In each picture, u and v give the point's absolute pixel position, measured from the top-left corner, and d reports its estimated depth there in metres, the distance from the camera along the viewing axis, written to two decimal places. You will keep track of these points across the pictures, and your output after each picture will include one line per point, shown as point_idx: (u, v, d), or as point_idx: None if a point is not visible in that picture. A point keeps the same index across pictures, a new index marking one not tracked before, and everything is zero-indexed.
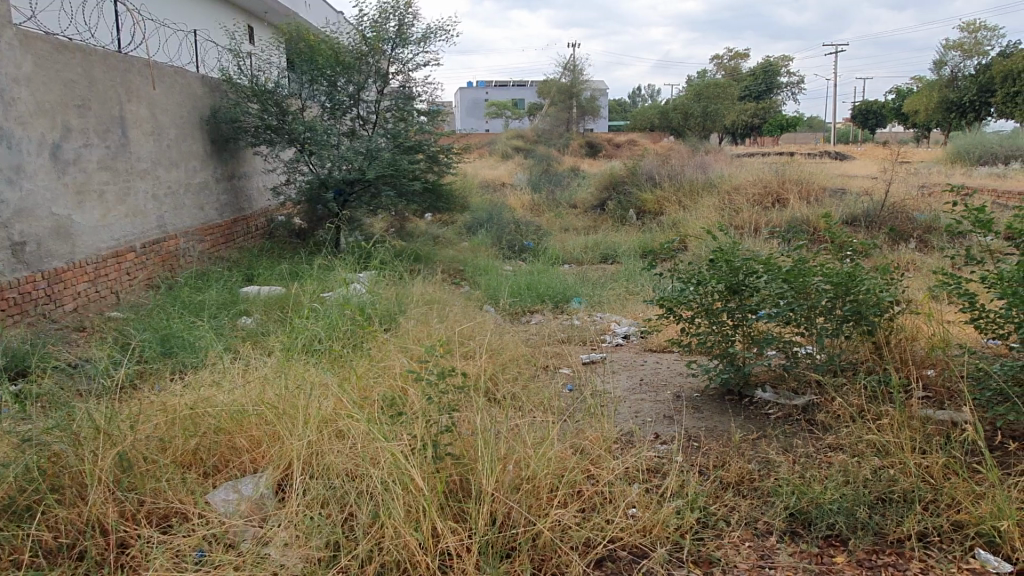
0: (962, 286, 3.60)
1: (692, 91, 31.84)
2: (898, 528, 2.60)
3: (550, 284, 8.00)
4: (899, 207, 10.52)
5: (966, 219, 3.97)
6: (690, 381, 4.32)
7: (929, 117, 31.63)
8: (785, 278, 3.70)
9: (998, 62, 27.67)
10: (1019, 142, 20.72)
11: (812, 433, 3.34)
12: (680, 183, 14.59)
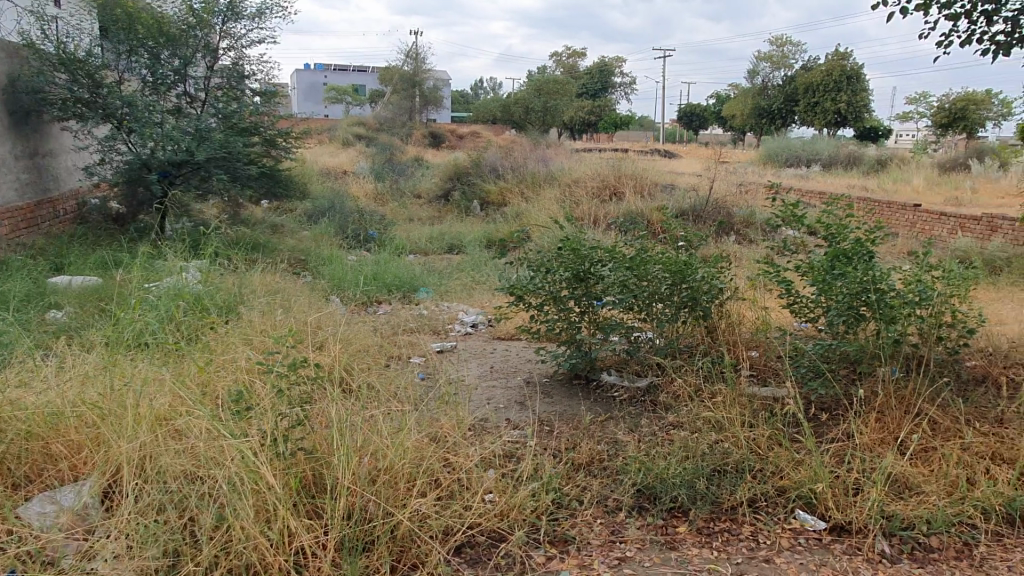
0: (781, 275, 3.94)
1: (532, 86, 32.63)
2: (731, 496, 2.81)
3: (396, 274, 7.87)
4: (721, 203, 11.40)
5: (782, 213, 4.34)
6: (539, 367, 4.43)
7: (744, 121, 34.52)
8: (628, 266, 3.90)
9: (801, 74, 30.72)
10: (818, 148, 23.15)
11: (654, 413, 3.54)
12: (523, 176, 14.91)
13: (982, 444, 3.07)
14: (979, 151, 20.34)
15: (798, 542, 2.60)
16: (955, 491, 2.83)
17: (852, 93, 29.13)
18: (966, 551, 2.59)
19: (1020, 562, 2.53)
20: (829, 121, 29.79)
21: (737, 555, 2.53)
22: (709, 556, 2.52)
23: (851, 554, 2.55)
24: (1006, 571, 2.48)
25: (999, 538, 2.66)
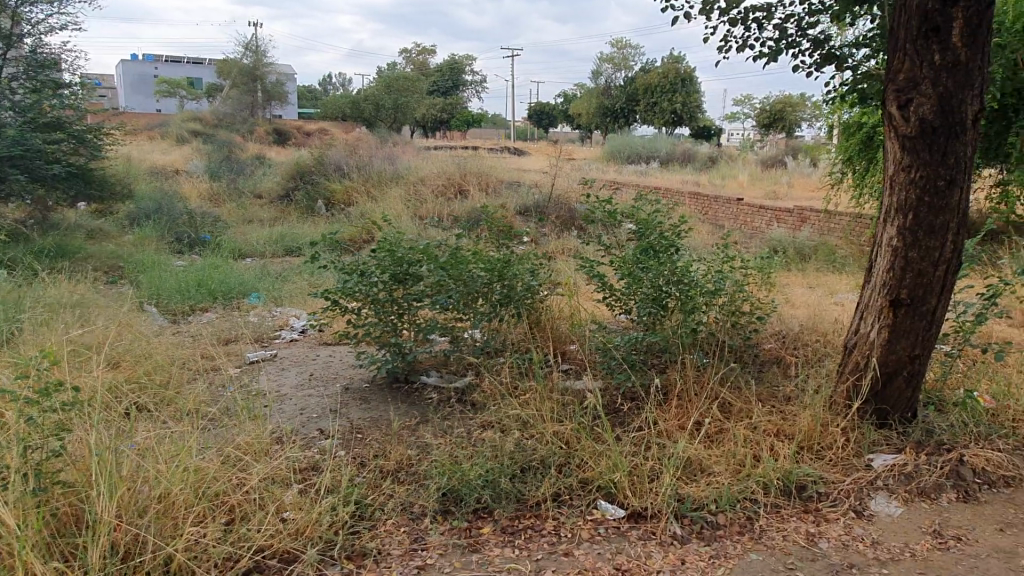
0: (595, 269, 4.02)
1: (382, 82, 32.09)
2: (536, 492, 2.84)
3: (223, 279, 7.43)
4: (562, 199, 11.71)
5: (597, 209, 4.48)
6: (360, 372, 4.29)
7: (590, 120, 35.82)
8: (445, 267, 3.88)
9: (640, 76, 32.30)
10: (656, 146, 24.39)
11: (469, 413, 3.53)
12: (368, 174, 14.59)
13: (767, 422, 3.29)
14: (795, 149, 22.24)
15: (597, 532, 2.66)
16: (741, 469, 3.01)
17: (686, 94, 31.01)
18: (749, 525, 2.76)
19: (793, 531, 2.72)
20: (667, 120, 31.55)
21: (537, 551, 2.54)
22: (511, 555, 2.51)
23: (646, 538, 2.64)
24: (781, 541, 2.67)
25: (777, 510, 2.86)
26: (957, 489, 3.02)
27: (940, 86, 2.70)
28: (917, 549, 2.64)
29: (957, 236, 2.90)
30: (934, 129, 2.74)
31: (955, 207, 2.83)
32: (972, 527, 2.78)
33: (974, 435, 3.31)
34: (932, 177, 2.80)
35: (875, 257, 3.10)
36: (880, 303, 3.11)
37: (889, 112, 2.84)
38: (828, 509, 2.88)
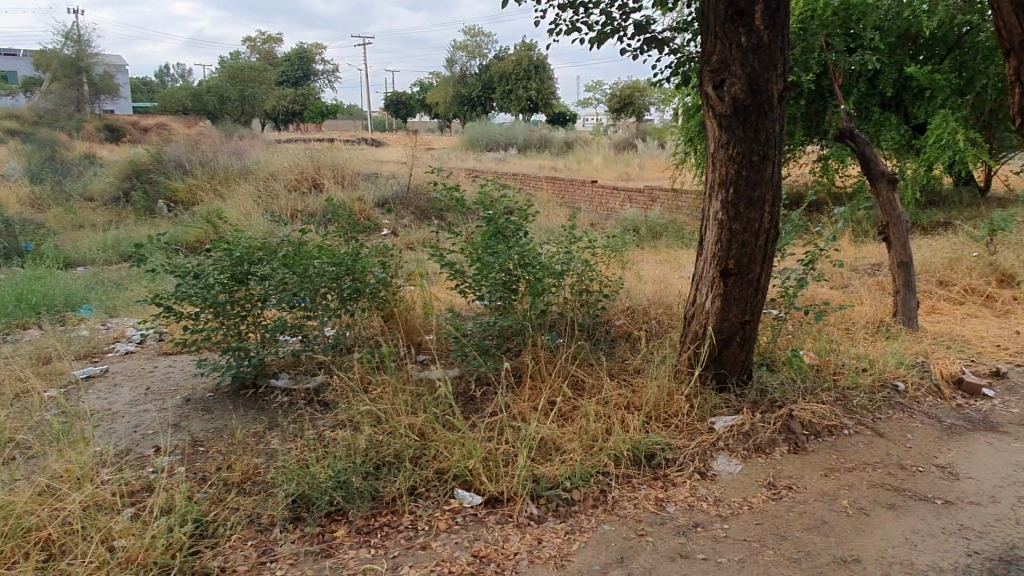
0: (446, 256, 3.98)
1: (225, 73, 30.32)
2: (391, 488, 2.78)
3: (47, 292, 6.74)
4: (420, 189, 11.58)
5: (445, 197, 4.44)
6: (203, 381, 4.03)
7: (447, 109, 35.67)
8: (288, 264, 3.71)
9: (494, 63, 32.51)
10: (514, 133, 24.66)
11: (322, 414, 3.40)
12: (213, 170, 13.76)
13: (617, 396, 3.40)
14: (645, 132, 23.25)
15: (455, 522, 2.64)
16: (594, 444, 3.09)
17: (540, 81, 31.58)
18: (602, 497, 2.83)
19: (643, 498, 2.83)
20: (523, 107, 32.02)
21: (394, 548, 2.48)
22: (366, 555, 2.44)
23: (503, 522, 2.64)
24: (633, 509, 2.76)
25: (628, 479, 2.96)
26: (788, 441, 3.26)
27: (748, 66, 2.87)
28: (754, 502, 2.82)
29: (773, 206, 3.10)
30: (745, 107, 2.91)
31: (769, 180, 3.03)
32: (801, 476, 3.01)
33: (801, 390, 3.58)
34: (747, 152, 2.97)
35: (704, 230, 3.26)
36: (711, 273, 3.28)
37: (706, 91, 2.99)
38: (675, 474, 3.01)
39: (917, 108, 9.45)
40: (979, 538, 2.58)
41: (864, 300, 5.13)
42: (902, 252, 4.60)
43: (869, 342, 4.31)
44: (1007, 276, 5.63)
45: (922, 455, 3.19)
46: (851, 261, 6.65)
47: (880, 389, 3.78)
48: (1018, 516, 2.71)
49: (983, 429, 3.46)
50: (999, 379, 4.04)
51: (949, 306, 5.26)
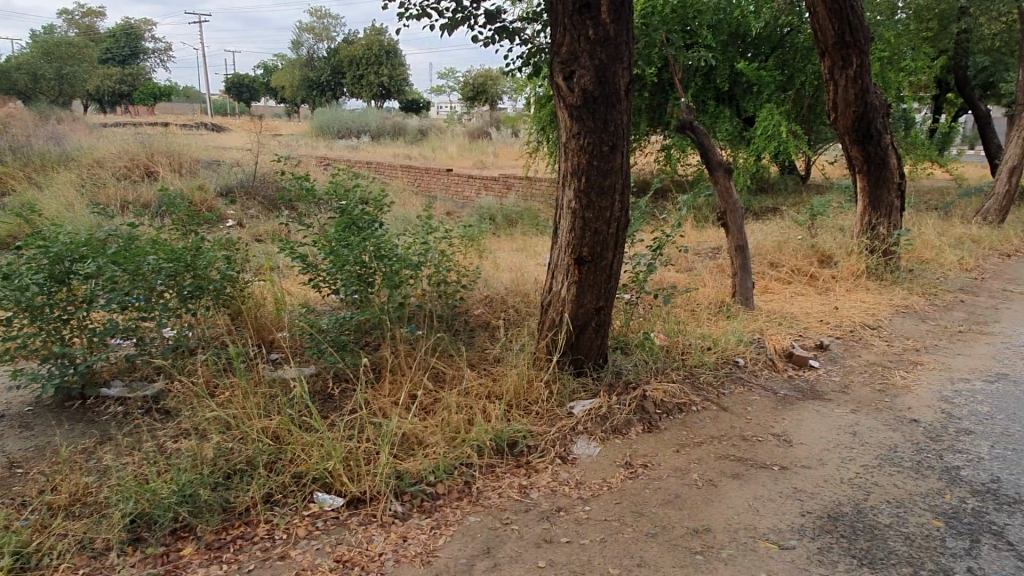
0: (297, 249, 3.79)
1: (37, 48, 27.27)
2: (244, 497, 2.62)
3: None
4: (268, 178, 11.02)
5: (294, 187, 4.23)
6: (20, 394, 3.60)
7: (294, 93, 34.19)
8: (118, 261, 3.39)
9: (343, 47, 31.53)
10: (366, 120, 24.06)
11: (163, 424, 3.14)
12: (26, 157, 12.34)
13: (478, 386, 3.39)
14: (498, 121, 23.47)
15: (315, 527, 2.52)
16: (457, 435, 3.06)
17: (392, 67, 31.02)
18: (466, 489, 2.82)
19: (507, 487, 2.84)
20: (375, 93, 31.34)
21: (249, 561, 2.33)
22: (218, 572, 2.27)
23: (366, 523, 2.56)
24: (498, 498, 2.77)
25: (492, 469, 2.96)
26: (642, 421, 3.40)
27: (596, 58, 2.93)
28: (613, 482, 2.91)
29: (623, 195, 3.20)
30: (595, 98, 2.97)
31: (618, 169, 3.12)
32: (656, 454, 3.14)
33: (653, 371, 3.75)
34: (597, 143, 3.04)
35: (558, 219, 3.31)
36: (566, 261, 3.33)
37: (557, 82, 3.01)
38: (537, 460, 3.05)
39: (747, 102, 10.17)
40: (811, 498, 2.82)
41: (706, 282, 5.46)
42: (738, 237, 4.92)
43: (712, 322, 4.59)
44: (826, 256, 6.21)
45: (760, 426, 3.44)
46: (693, 245, 7.06)
47: (723, 365, 4.04)
48: (843, 476, 2.99)
49: (811, 397, 3.79)
50: (824, 351, 4.44)
51: (779, 285, 5.71)
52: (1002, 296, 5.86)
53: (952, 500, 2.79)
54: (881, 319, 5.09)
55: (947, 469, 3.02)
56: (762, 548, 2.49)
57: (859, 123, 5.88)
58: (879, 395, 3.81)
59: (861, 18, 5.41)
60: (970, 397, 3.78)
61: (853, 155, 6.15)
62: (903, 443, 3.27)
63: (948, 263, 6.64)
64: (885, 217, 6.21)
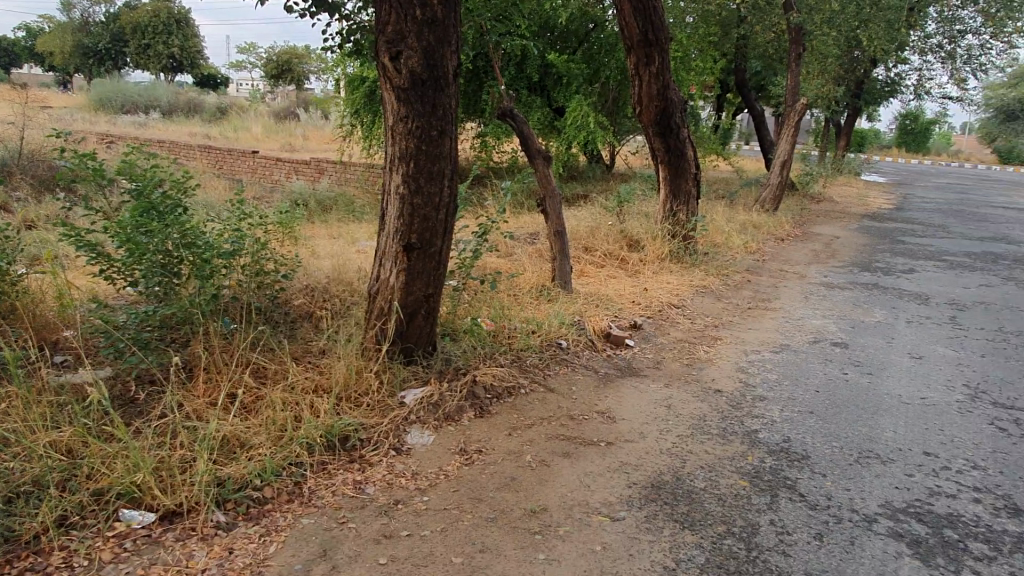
0: (85, 236, 3.34)
1: None
2: (31, 523, 2.27)
3: None
4: (38, 155, 9.67)
5: (78, 166, 3.72)
6: None
7: (66, 61, 30.34)
8: None
9: (125, 13, 28.45)
10: (156, 94, 21.95)
11: None
12: None
13: (303, 380, 3.20)
14: (306, 102, 22.45)
15: (123, 549, 2.25)
16: (283, 434, 2.86)
17: (184, 38, 28.53)
18: (296, 491, 2.65)
19: (341, 484, 2.72)
20: (165, 66, 28.67)
21: None
22: None
23: (184, 539, 2.32)
24: (331, 497, 2.64)
25: (324, 467, 2.81)
26: (474, 407, 3.40)
27: (423, 39, 2.84)
28: (449, 470, 2.89)
29: (452, 181, 3.16)
30: (422, 81, 2.89)
31: (447, 155, 3.07)
32: (489, 439, 3.17)
33: (482, 356, 3.77)
34: (425, 127, 2.96)
35: (385, 205, 3.19)
36: (394, 249, 3.23)
37: (382, 62, 2.88)
38: (371, 454, 2.94)
39: (557, 92, 10.55)
40: (635, 470, 2.99)
41: (527, 266, 5.59)
42: (557, 223, 5.09)
43: (535, 306, 4.71)
44: (634, 241, 6.62)
45: (585, 405, 3.58)
46: (512, 231, 7.21)
47: (547, 347, 4.17)
48: (661, 447, 3.20)
49: (629, 374, 4.02)
50: (637, 330, 4.73)
51: (593, 269, 6.00)
52: (780, 276, 6.61)
53: (754, 461, 3.08)
54: (684, 298, 5.52)
55: (748, 433, 3.34)
56: (596, 521, 2.60)
57: (661, 117, 6.30)
58: (687, 369, 4.14)
59: (662, 18, 5.78)
60: (762, 367, 4.21)
61: (656, 147, 6.58)
62: (710, 412, 3.57)
63: (736, 246, 7.36)
64: (684, 205, 6.73)
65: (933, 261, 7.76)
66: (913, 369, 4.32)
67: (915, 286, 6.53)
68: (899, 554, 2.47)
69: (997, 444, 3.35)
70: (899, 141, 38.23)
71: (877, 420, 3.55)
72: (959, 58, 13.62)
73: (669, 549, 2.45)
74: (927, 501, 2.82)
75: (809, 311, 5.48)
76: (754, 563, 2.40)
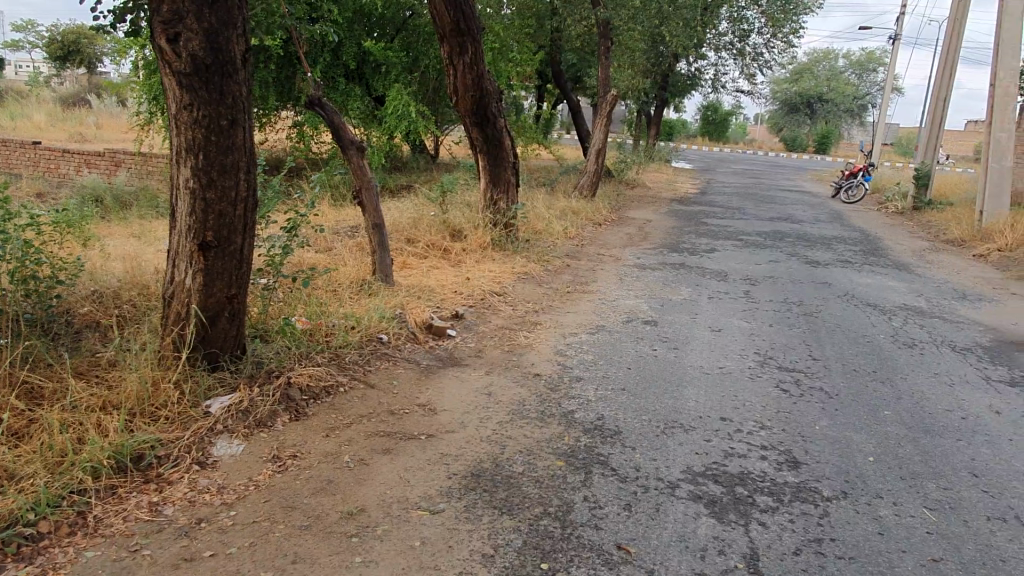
0: None
1: None
2: None
3: None
4: None
5: None
6: None
7: None
8: None
9: None
10: None
11: None
12: None
13: (88, 398, 2.88)
14: (99, 88, 20.41)
15: None
16: (63, 459, 2.56)
17: None
18: (80, 521, 2.38)
19: (134, 508, 2.47)
20: None
21: None
22: None
23: None
24: (122, 524, 2.39)
25: (113, 491, 2.54)
26: (289, 410, 3.23)
27: (204, 21, 2.63)
28: (260, 480, 2.72)
29: (249, 174, 2.97)
30: (206, 66, 2.67)
31: (240, 145, 2.87)
32: (305, 442, 3.02)
33: (297, 356, 3.59)
34: (214, 116, 2.75)
35: (174, 201, 2.93)
36: (188, 248, 2.98)
37: (158, 44, 2.63)
38: (170, 471, 2.70)
39: (376, 81, 10.37)
40: (455, 461, 2.98)
41: (345, 260, 5.43)
42: (375, 215, 4.98)
43: (354, 301, 4.59)
44: (457, 231, 6.64)
45: (406, 399, 3.54)
46: (332, 224, 6.98)
47: (367, 343, 4.08)
48: (482, 435, 3.23)
49: (450, 364, 4.03)
50: (459, 319, 4.75)
51: (416, 260, 5.94)
52: (598, 259, 6.92)
53: (569, 441, 3.19)
54: (505, 286, 5.62)
55: (565, 415, 3.46)
56: (415, 516, 2.57)
57: (477, 106, 6.34)
58: (507, 355, 4.22)
59: (473, 9, 5.81)
60: (578, 348, 4.39)
61: (474, 137, 6.62)
62: (529, 396, 3.66)
63: (555, 232, 7.62)
64: (504, 193, 6.84)
65: (730, 240, 8.48)
66: (713, 341, 4.69)
67: (716, 264, 7.11)
68: (698, 515, 2.66)
69: (780, 404, 3.71)
70: (702, 130, 41.52)
71: (680, 391, 3.81)
72: (748, 55, 15.01)
73: (488, 536, 2.48)
74: (722, 463, 3.07)
75: (622, 292, 5.80)
76: (568, 540, 2.48)
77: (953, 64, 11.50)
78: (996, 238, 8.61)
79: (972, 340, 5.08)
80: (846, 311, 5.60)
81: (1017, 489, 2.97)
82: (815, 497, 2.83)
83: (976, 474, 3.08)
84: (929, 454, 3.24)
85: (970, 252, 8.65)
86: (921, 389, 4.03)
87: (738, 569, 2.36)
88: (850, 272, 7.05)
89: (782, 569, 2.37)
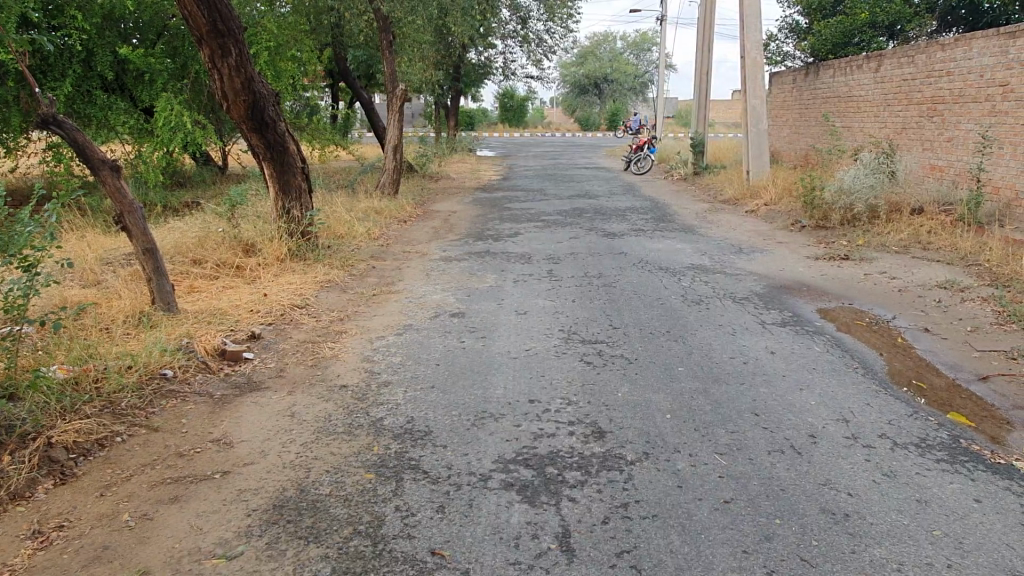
0: None
1: None
2: None
3: None
4: None
5: None
6: None
7: None
8: None
9: None
10: None
11: None
12: None
13: None
14: None
15: None
16: None
17: None
18: None
19: None
20: None
21: None
22: None
23: None
24: None
25: None
26: (52, 475, 2.84)
27: None
28: (17, 562, 2.34)
29: None
30: None
31: None
32: (74, 507, 2.65)
33: (58, 412, 3.17)
34: None
35: None
36: None
37: None
38: None
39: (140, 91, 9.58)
40: (255, 494, 2.76)
41: (119, 293, 4.91)
42: (144, 239, 4.52)
43: (130, 338, 4.14)
44: (250, 246, 6.23)
45: (197, 436, 3.23)
46: (101, 254, 6.31)
47: (149, 382, 3.69)
48: (284, 461, 3.01)
49: (248, 391, 3.74)
50: (256, 340, 4.43)
51: (205, 282, 5.49)
52: (403, 257, 6.81)
53: (379, 451, 3.07)
54: (307, 296, 5.36)
55: (374, 424, 3.33)
56: (209, 567, 2.33)
57: (253, 111, 5.98)
58: (311, 371, 4.00)
59: (229, 7, 5.44)
60: (386, 352, 4.27)
61: (255, 144, 6.23)
62: (335, 411, 3.48)
63: (358, 235, 7.42)
64: (297, 201, 6.56)
65: (532, 222, 8.72)
66: (520, 325, 4.75)
67: (519, 247, 7.27)
68: (510, 503, 2.66)
69: (585, 377, 3.84)
70: (502, 118, 42.68)
71: (490, 379, 3.83)
72: (533, 42, 15.57)
73: (294, 570, 2.30)
74: (532, 446, 3.10)
75: (429, 288, 5.73)
76: (380, 556, 2.37)
77: (709, 39, 12.61)
78: (763, 194, 9.59)
79: (748, 289, 5.58)
80: (641, 277, 5.92)
81: (791, 421, 3.27)
82: (620, 463, 2.93)
83: (758, 413, 3.36)
84: (717, 402, 3.48)
85: (743, 209, 9.56)
86: (708, 341, 4.35)
87: (551, 550, 2.38)
88: (643, 239, 7.50)
89: (592, 541, 2.42)
